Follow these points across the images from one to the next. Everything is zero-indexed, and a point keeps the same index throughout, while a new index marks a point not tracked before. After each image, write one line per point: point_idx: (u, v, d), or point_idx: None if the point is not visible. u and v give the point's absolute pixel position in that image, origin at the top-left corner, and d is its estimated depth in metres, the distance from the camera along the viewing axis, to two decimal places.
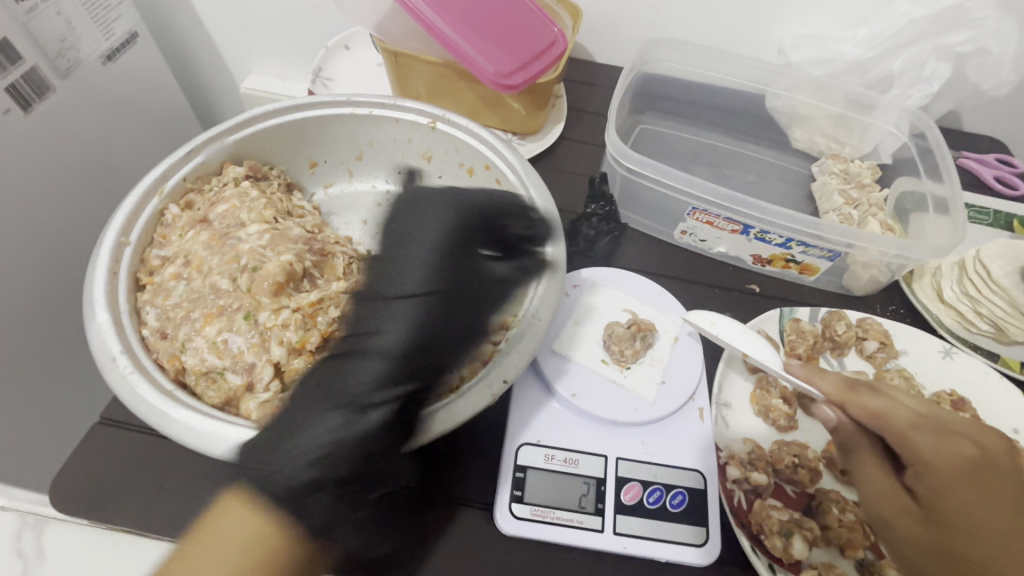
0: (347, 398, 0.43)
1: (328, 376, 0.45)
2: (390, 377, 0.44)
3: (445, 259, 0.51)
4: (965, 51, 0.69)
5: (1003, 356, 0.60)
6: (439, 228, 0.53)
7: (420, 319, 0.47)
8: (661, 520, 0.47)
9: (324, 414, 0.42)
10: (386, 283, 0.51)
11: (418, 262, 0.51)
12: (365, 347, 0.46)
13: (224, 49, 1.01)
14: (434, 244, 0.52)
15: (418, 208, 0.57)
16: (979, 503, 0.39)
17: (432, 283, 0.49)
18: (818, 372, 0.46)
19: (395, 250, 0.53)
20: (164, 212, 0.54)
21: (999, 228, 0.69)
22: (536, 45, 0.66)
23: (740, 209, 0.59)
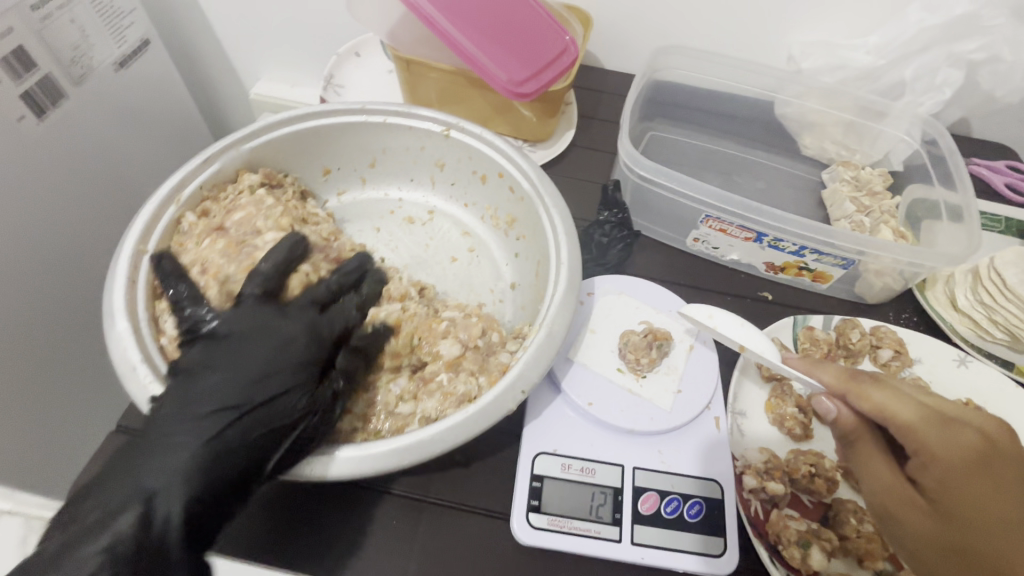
0: (125, 508, 0.38)
1: (119, 476, 0.40)
2: (181, 498, 0.39)
3: (273, 367, 0.44)
4: (977, 58, 0.68)
5: (1018, 365, 0.59)
6: (276, 332, 0.46)
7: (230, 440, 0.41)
8: (679, 530, 0.47)
9: (109, 517, 0.38)
10: (195, 384, 0.43)
11: (234, 367, 0.44)
12: (156, 453, 0.40)
13: (233, 56, 1.01)
14: (257, 350, 0.45)
15: (254, 300, 0.48)
16: (987, 494, 0.38)
17: (249, 397, 0.43)
18: (818, 364, 0.47)
19: (220, 346, 0.45)
20: (180, 220, 0.54)
21: (1011, 235, 0.69)
22: (548, 53, 0.66)
23: (754, 218, 0.59)
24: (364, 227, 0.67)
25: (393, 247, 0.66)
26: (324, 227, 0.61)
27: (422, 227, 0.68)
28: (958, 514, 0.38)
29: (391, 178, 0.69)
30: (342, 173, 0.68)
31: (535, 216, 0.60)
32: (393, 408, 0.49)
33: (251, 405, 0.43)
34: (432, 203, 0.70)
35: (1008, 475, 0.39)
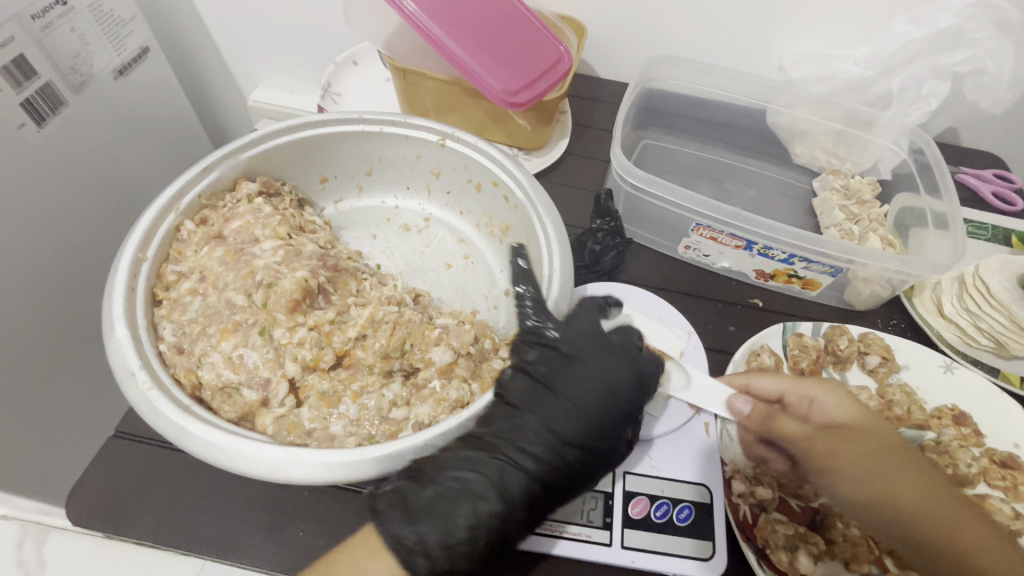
0: (485, 496, 0.42)
1: (470, 458, 0.43)
2: (528, 498, 0.43)
3: (612, 416, 0.47)
4: (962, 70, 0.70)
5: (1004, 371, 0.60)
6: (613, 386, 0.48)
7: (560, 462, 0.45)
8: (668, 534, 0.47)
9: (474, 500, 0.41)
10: (569, 392, 0.48)
11: (585, 405, 0.47)
12: (500, 450, 0.44)
13: (232, 63, 1.02)
14: (598, 398, 0.47)
15: (588, 350, 0.50)
16: (868, 420, 0.46)
17: (585, 437, 0.46)
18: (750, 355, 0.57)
19: (566, 381, 0.48)
20: (180, 228, 0.55)
21: (997, 243, 0.70)
22: (542, 63, 0.67)
23: (744, 226, 0.60)
24: (360, 234, 0.68)
25: (389, 254, 0.67)
26: (321, 235, 0.61)
27: (418, 234, 0.69)
28: (865, 438, 0.45)
29: (387, 186, 0.70)
30: (339, 181, 0.69)
31: (528, 224, 0.61)
32: (387, 414, 0.47)
33: (587, 445, 0.46)
34: (428, 210, 0.71)
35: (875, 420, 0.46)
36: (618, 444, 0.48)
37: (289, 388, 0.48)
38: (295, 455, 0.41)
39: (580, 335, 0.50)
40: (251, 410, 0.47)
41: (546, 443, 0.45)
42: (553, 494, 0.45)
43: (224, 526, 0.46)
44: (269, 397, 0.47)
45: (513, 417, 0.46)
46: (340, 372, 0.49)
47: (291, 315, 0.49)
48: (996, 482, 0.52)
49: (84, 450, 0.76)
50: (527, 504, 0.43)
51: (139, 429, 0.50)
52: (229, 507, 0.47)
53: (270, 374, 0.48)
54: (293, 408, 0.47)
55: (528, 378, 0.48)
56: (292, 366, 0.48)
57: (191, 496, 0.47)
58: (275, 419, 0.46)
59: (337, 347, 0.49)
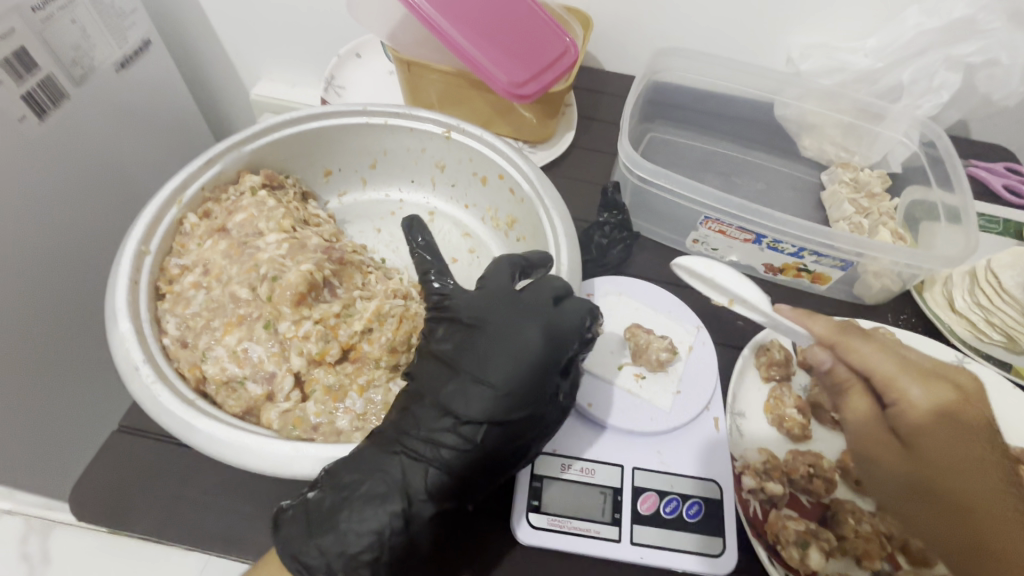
0: (388, 498, 0.40)
1: (371, 458, 0.42)
2: (436, 492, 0.41)
3: (531, 381, 0.43)
4: (975, 61, 0.68)
5: (1015, 366, 0.60)
6: (522, 351, 0.44)
7: (465, 443, 0.42)
8: (677, 530, 0.47)
9: (376, 507, 0.40)
10: (476, 366, 0.43)
11: (492, 378, 0.43)
12: (400, 443, 0.42)
13: (234, 55, 1.01)
14: (508, 364, 0.43)
15: (495, 317, 0.46)
16: (956, 444, 0.39)
17: (501, 408, 0.42)
18: (810, 316, 0.47)
19: (471, 357, 0.44)
20: (183, 221, 0.54)
21: (1009, 237, 0.69)
22: (548, 55, 0.66)
23: (753, 219, 0.59)
24: (365, 227, 0.67)
25: (394, 248, 0.66)
26: (325, 228, 0.60)
27: None
28: (928, 448, 0.39)
29: (392, 179, 0.70)
30: (343, 174, 0.68)
31: (535, 218, 0.60)
32: None
33: (507, 413, 0.42)
34: (433, 203, 0.70)
35: (976, 421, 0.40)
36: (542, 407, 0.44)
37: (295, 382, 0.47)
38: (299, 450, 0.41)
39: (470, 307, 0.47)
40: (256, 404, 0.47)
41: (452, 426, 0.42)
42: (476, 470, 0.42)
43: (229, 521, 0.45)
44: (274, 391, 0.47)
45: (412, 405, 0.44)
46: (346, 366, 0.49)
47: (296, 308, 0.49)
48: None
49: (90, 444, 0.76)
50: (437, 499, 0.41)
51: (144, 423, 0.50)
52: (233, 503, 0.46)
53: (276, 368, 0.47)
54: (298, 402, 0.47)
55: (435, 361, 0.45)
56: (297, 360, 0.47)
57: (196, 491, 0.46)
58: (281, 414, 0.46)
59: (343, 340, 0.48)
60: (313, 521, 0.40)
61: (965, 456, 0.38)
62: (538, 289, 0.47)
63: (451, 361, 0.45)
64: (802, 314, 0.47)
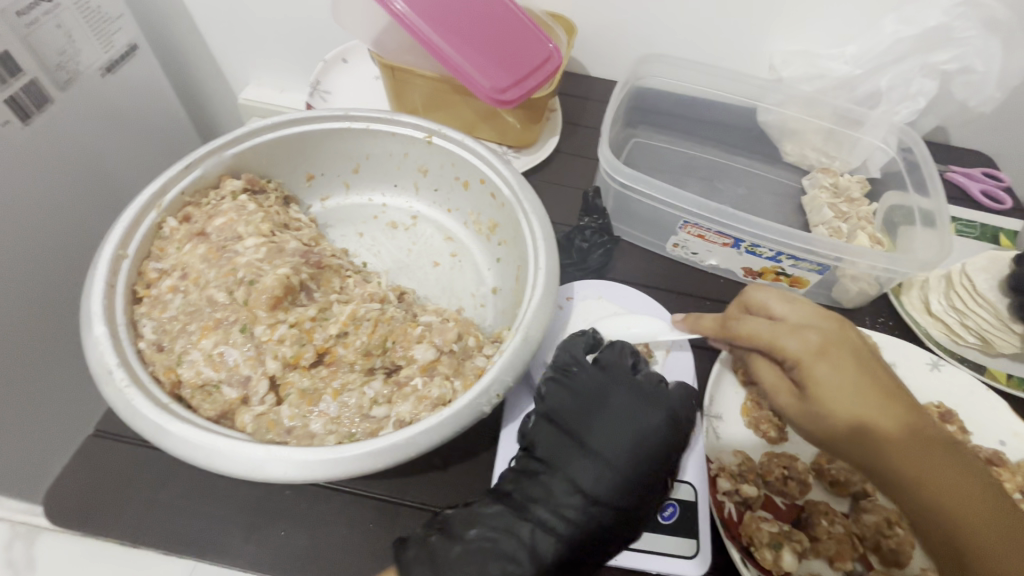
0: (516, 559, 0.41)
1: (502, 519, 0.43)
2: (559, 563, 0.42)
3: (645, 464, 0.45)
4: (950, 68, 0.70)
5: (990, 368, 0.60)
6: (642, 432, 0.46)
7: (591, 522, 0.44)
8: (651, 533, 0.47)
9: (503, 568, 0.41)
10: (596, 441, 0.46)
11: (612, 457, 0.45)
12: (528, 508, 0.44)
13: (222, 60, 1.02)
14: (631, 446, 0.46)
15: (617, 397, 0.48)
16: (843, 382, 0.42)
17: (622, 489, 0.44)
18: (696, 320, 0.52)
19: (593, 431, 0.47)
20: (162, 225, 0.55)
21: (985, 242, 0.70)
22: (531, 61, 0.67)
23: (731, 223, 0.60)
24: (347, 232, 0.68)
25: (375, 252, 0.66)
26: (305, 232, 0.61)
27: (405, 231, 0.69)
28: (823, 397, 0.43)
29: (375, 183, 0.70)
30: (325, 179, 0.68)
31: (514, 222, 0.61)
32: (367, 412, 0.47)
33: (622, 492, 0.44)
34: (415, 208, 0.70)
35: (851, 351, 0.44)
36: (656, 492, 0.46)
37: (270, 386, 0.47)
38: (272, 452, 0.41)
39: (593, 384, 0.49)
40: (231, 408, 0.47)
41: (579, 500, 0.44)
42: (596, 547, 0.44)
43: (202, 524, 0.45)
44: (249, 395, 0.47)
45: (540, 474, 0.46)
46: (322, 369, 0.49)
47: (272, 312, 0.49)
48: None
49: (68, 448, 0.76)
50: (558, 570, 0.42)
51: (119, 428, 0.50)
52: (206, 505, 0.46)
53: (251, 372, 0.47)
54: (272, 406, 0.47)
55: (555, 428, 0.47)
56: (272, 364, 0.47)
57: (170, 494, 0.46)
58: (255, 417, 0.46)
59: (318, 344, 0.49)
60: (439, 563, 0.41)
61: (853, 389, 0.42)
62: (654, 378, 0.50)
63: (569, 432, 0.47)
64: (692, 321, 0.52)
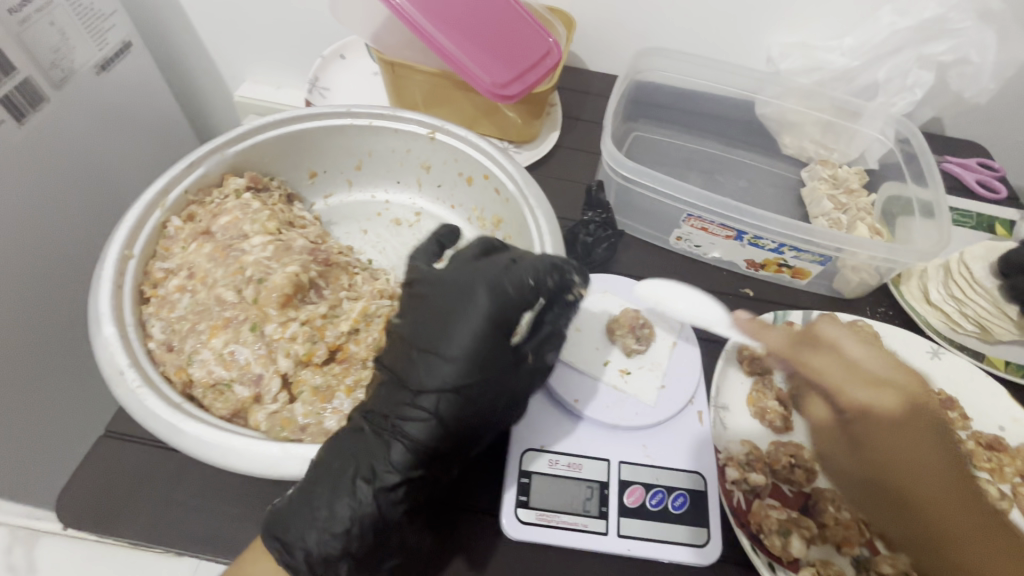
0: (364, 472, 0.42)
1: (345, 442, 0.43)
2: (407, 466, 0.42)
3: (477, 348, 0.43)
4: (947, 59, 0.70)
5: (989, 355, 0.61)
6: (466, 317, 0.43)
7: (431, 415, 0.42)
8: (663, 522, 0.47)
9: (347, 492, 0.41)
10: (425, 340, 0.44)
11: (448, 350, 0.43)
12: (372, 424, 0.43)
13: (217, 57, 1.01)
14: (470, 334, 0.43)
15: (443, 290, 0.45)
16: (897, 444, 0.42)
17: (454, 376, 0.42)
18: (765, 328, 0.49)
19: (430, 330, 0.44)
20: (166, 225, 0.54)
21: (981, 231, 0.71)
22: (532, 56, 0.67)
23: (734, 216, 0.60)
24: (351, 228, 0.68)
25: (380, 249, 0.66)
26: (311, 230, 0.60)
27: (409, 228, 0.69)
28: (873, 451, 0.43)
29: (378, 180, 0.70)
30: (328, 176, 0.68)
31: (520, 216, 0.61)
32: None
33: (457, 380, 0.42)
34: (419, 204, 0.70)
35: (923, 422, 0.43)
36: (503, 365, 0.44)
37: (282, 383, 0.47)
38: (288, 450, 0.42)
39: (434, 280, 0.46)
40: (243, 406, 0.47)
41: (412, 400, 0.43)
42: (454, 428, 0.43)
43: (217, 524, 0.45)
44: (261, 393, 0.47)
45: (383, 384, 0.44)
46: (334, 367, 0.49)
47: (283, 310, 0.49)
48: (982, 464, 0.53)
49: (73, 453, 0.75)
50: (409, 475, 0.42)
51: (131, 428, 0.50)
52: (222, 504, 0.46)
53: (263, 370, 0.47)
54: (286, 404, 0.47)
55: (398, 342, 0.45)
56: (284, 361, 0.47)
57: (183, 494, 0.46)
58: (269, 415, 0.46)
59: (330, 341, 0.49)
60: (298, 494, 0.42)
61: (903, 443, 0.42)
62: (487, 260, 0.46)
63: (407, 329, 0.45)
64: (756, 326, 0.50)
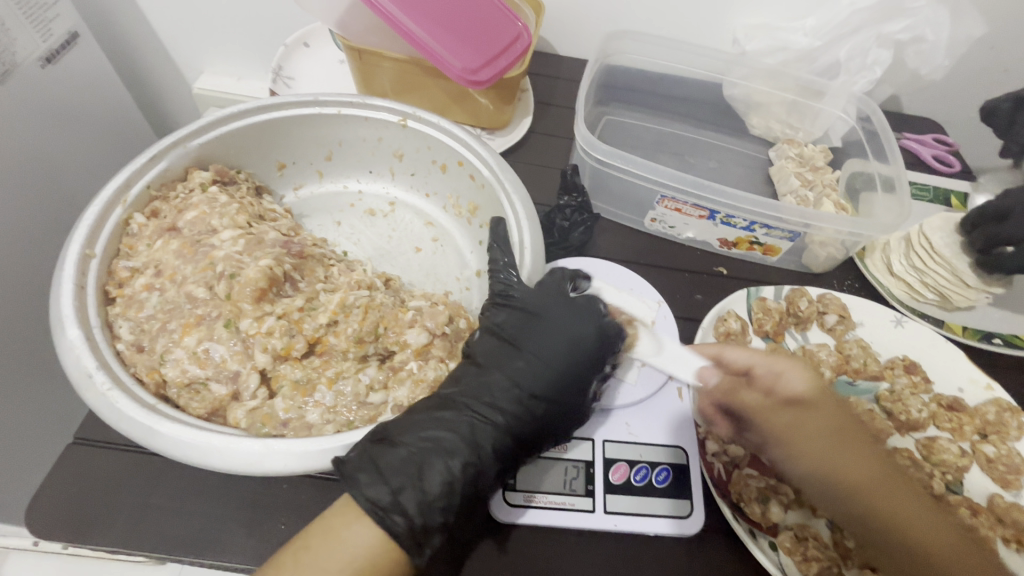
0: (456, 450, 0.42)
1: (443, 416, 0.44)
2: (500, 452, 0.44)
3: (582, 369, 0.48)
4: (904, 38, 0.72)
5: (947, 322, 0.64)
6: (578, 342, 0.48)
7: (528, 415, 0.46)
8: (649, 496, 0.49)
9: (447, 462, 0.41)
10: (535, 348, 0.48)
11: (555, 364, 0.47)
12: (472, 408, 0.45)
13: (173, 49, 0.97)
14: (568, 348, 0.48)
15: (557, 308, 0.50)
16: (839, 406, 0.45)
17: (557, 389, 0.46)
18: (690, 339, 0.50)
19: (531, 338, 0.48)
20: (129, 221, 0.52)
21: (938, 203, 0.74)
22: (502, 40, 0.66)
23: (706, 196, 0.61)
24: (324, 221, 0.66)
25: (355, 240, 0.65)
26: (282, 223, 0.59)
27: (384, 219, 0.68)
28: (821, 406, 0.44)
29: (349, 170, 0.69)
30: (298, 167, 0.66)
31: (496, 202, 0.60)
32: (364, 399, 0.47)
33: (560, 393, 0.47)
34: (393, 193, 0.69)
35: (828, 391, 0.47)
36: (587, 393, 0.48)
37: (261, 379, 0.46)
38: (269, 447, 0.40)
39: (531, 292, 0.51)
40: (222, 404, 0.46)
41: (516, 396, 0.46)
42: (538, 439, 0.46)
43: (196, 526, 0.44)
44: (239, 390, 0.46)
45: (477, 374, 0.47)
46: (313, 360, 0.48)
47: (257, 305, 0.48)
48: (943, 425, 0.56)
49: (39, 465, 0.73)
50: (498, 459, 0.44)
51: (101, 435, 0.48)
52: (200, 507, 0.45)
53: (239, 367, 0.46)
54: (265, 400, 0.46)
55: (496, 340, 0.49)
56: (262, 357, 0.46)
57: (162, 497, 0.45)
58: (248, 412, 0.45)
59: (308, 334, 0.48)
60: (389, 463, 0.40)
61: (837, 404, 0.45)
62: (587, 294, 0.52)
63: (511, 336, 0.48)
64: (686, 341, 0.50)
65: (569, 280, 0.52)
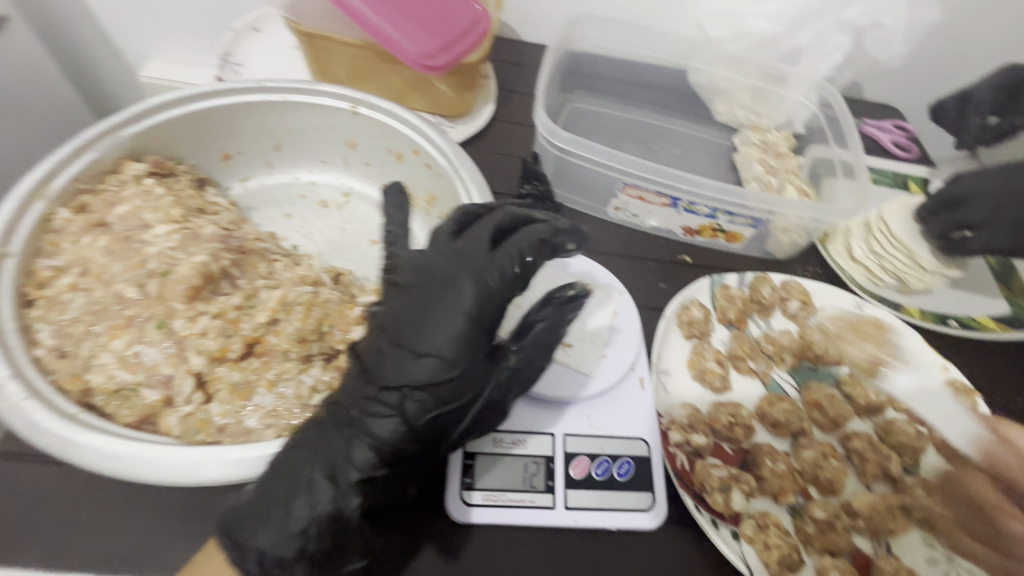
0: (326, 473, 0.40)
1: (320, 436, 0.41)
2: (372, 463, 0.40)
3: (466, 341, 0.41)
4: (862, 24, 0.72)
5: (906, 306, 0.65)
6: (457, 310, 0.42)
7: (401, 410, 0.41)
8: (611, 490, 0.48)
9: (309, 493, 0.39)
10: (407, 331, 0.42)
11: (430, 345, 0.41)
12: (345, 421, 0.42)
13: (116, 34, 0.92)
14: (454, 331, 0.41)
15: (436, 274, 0.44)
16: None
17: (434, 373, 0.41)
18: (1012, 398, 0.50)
19: (406, 324, 0.42)
20: (52, 217, 0.48)
21: (897, 188, 0.75)
22: (460, 23, 0.64)
23: (668, 183, 0.60)
24: (272, 214, 0.63)
25: (307, 234, 0.62)
26: (224, 216, 0.56)
27: (337, 211, 0.65)
28: None
29: (300, 160, 0.66)
30: (244, 158, 0.63)
31: (452, 191, 0.58)
32: (307, 401, 0.45)
33: (436, 378, 0.41)
34: (347, 184, 0.67)
35: None
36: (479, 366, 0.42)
37: (197, 383, 0.44)
38: (206, 454, 0.39)
39: (419, 270, 0.45)
40: (154, 411, 0.42)
41: (387, 397, 0.41)
42: (421, 430, 0.41)
43: (125, 542, 0.42)
44: (173, 396, 0.43)
45: (360, 380, 0.43)
46: (252, 362, 0.46)
47: (191, 304, 0.46)
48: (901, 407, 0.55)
49: None
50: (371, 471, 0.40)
51: (26, 447, 0.45)
52: (130, 522, 0.42)
53: (173, 371, 0.43)
54: (201, 405, 0.43)
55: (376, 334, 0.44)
56: (196, 360, 0.44)
57: (88, 513, 0.42)
58: (182, 418, 0.42)
59: (246, 335, 0.46)
60: (257, 499, 0.39)
61: None
62: (474, 239, 0.45)
63: (388, 322, 0.43)
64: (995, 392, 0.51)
65: (456, 223, 0.47)
